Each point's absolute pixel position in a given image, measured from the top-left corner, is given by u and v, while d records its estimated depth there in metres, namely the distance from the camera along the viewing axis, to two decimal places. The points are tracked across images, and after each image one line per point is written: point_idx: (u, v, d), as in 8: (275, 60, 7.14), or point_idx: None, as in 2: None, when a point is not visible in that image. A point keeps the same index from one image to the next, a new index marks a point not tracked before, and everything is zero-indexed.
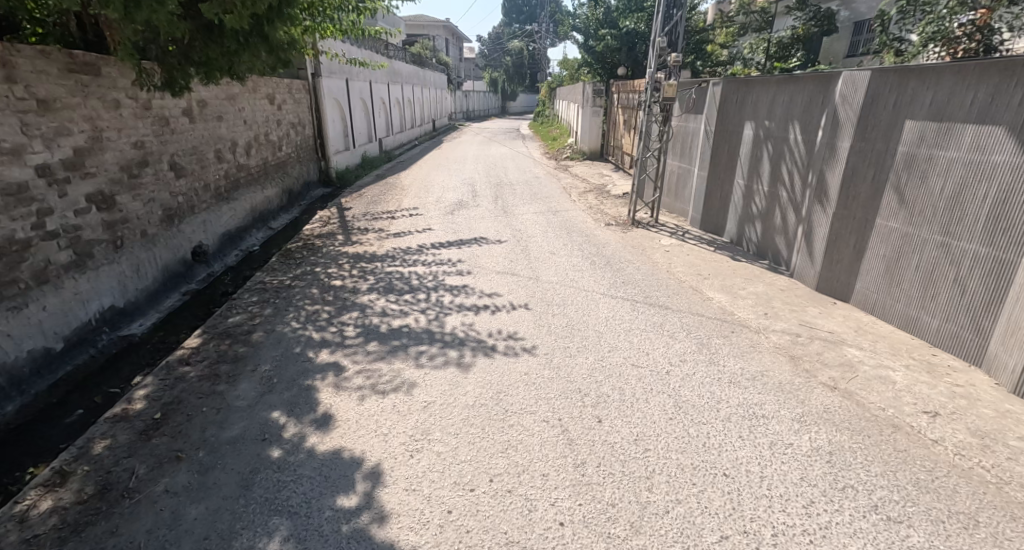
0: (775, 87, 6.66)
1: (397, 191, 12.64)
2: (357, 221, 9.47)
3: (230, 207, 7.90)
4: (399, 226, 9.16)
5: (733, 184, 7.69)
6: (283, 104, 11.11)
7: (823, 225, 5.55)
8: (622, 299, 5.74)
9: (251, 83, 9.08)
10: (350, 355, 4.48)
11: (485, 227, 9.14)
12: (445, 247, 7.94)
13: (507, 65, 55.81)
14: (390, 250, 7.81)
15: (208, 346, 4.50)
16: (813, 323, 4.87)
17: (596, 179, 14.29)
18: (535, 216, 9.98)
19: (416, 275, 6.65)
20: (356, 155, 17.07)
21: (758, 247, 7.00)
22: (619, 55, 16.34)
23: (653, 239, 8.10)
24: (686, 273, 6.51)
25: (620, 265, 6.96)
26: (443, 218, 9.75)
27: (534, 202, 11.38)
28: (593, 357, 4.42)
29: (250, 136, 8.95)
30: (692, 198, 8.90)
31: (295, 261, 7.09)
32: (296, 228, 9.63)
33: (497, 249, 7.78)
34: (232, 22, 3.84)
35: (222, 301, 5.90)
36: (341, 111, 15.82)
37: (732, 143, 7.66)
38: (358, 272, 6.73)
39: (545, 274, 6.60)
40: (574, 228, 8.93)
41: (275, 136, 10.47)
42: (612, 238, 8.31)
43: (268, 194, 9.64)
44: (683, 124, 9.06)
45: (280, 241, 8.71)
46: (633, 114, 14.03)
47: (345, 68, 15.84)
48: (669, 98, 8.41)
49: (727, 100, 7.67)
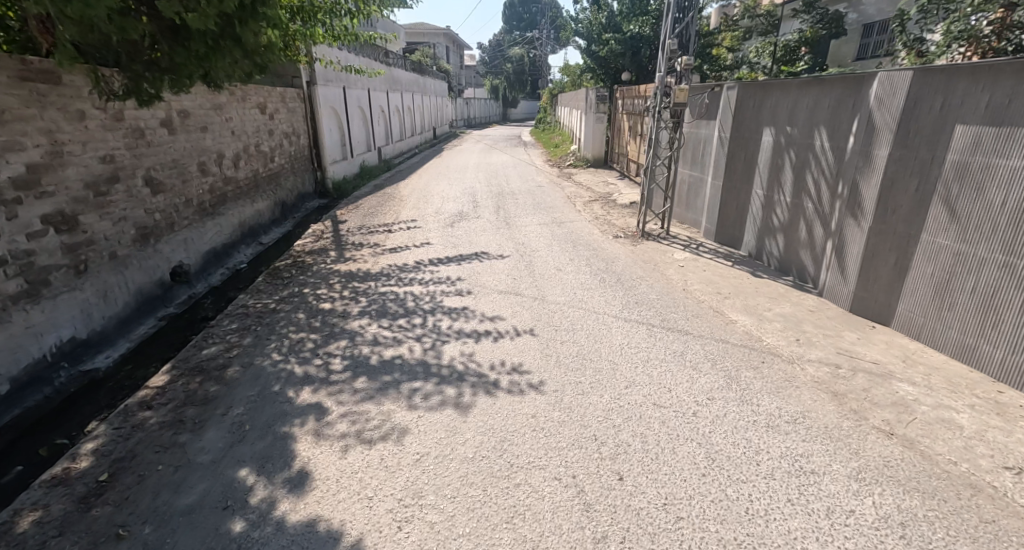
0: (796, 90, 6.18)
1: (395, 202, 12.20)
2: (352, 236, 9.00)
3: (215, 222, 7.44)
4: (396, 241, 8.68)
5: (751, 194, 7.20)
6: (275, 113, 10.67)
7: (856, 241, 5.05)
8: (636, 323, 5.23)
9: (239, 91, 8.64)
10: (335, 394, 3.98)
11: (486, 240, 8.65)
12: (444, 263, 7.46)
13: (508, 72, 55.56)
14: (385, 267, 7.33)
15: (176, 384, 4.01)
16: (854, 352, 4.35)
17: (602, 187, 13.83)
18: (539, 227, 9.50)
19: (412, 296, 6.16)
20: (354, 165, 16.65)
21: (780, 262, 6.51)
22: (623, 60, 15.91)
23: (665, 253, 7.61)
24: (705, 292, 5.99)
25: (632, 282, 6.45)
26: (442, 231, 9.27)
27: (537, 212, 10.91)
28: (608, 395, 3.91)
29: (238, 147, 8.50)
30: (705, 208, 8.41)
31: (283, 281, 6.60)
32: (288, 243, 9.17)
33: (499, 265, 7.29)
34: (195, 21, 3.41)
35: (199, 327, 5.41)
36: (338, 120, 15.41)
37: (749, 151, 7.18)
38: (349, 293, 6.24)
39: (551, 293, 6.09)
40: (580, 241, 8.44)
41: (266, 147, 10.02)
42: (621, 252, 7.80)
43: (258, 207, 9.18)
44: (694, 131, 8.58)
45: (270, 258, 8.24)
46: (638, 120, 13.55)
47: (342, 76, 15.44)
48: (680, 103, 7.95)
49: (743, 105, 7.19)
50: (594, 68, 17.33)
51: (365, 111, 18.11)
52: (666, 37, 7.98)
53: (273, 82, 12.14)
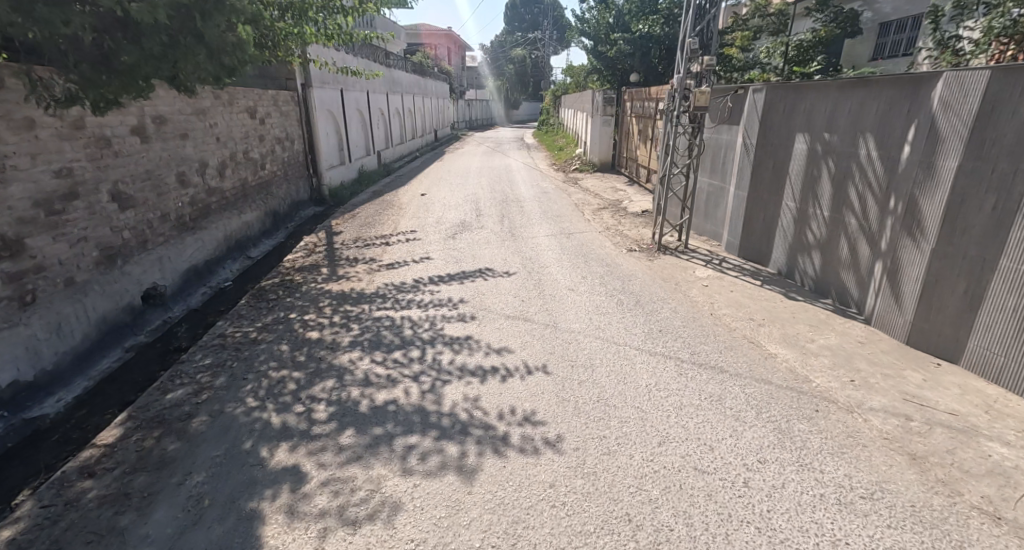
0: (836, 92, 5.58)
1: (394, 211, 11.63)
2: (346, 249, 8.40)
3: (197, 238, 6.85)
4: (393, 255, 8.08)
5: (780, 206, 6.60)
6: (266, 117, 10.09)
7: (913, 264, 4.45)
8: (663, 358, 4.61)
9: (224, 95, 8.06)
10: (317, 455, 3.38)
11: (491, 255, 8.05)
12: (444, 282, 6.86)
13: (510, 74, 54.97)
14: (381, 286, 6.73)
15: (129, 441, 3.41)
16: (922, 399, 3.73)
17: (610, 194, 13.25)
18: (547, 239, 8.91)
19: (409, 322, 5.55)
20: (352, 170, 16.08)
21: (817, 282, 5.90)
22: (632, 60, 15.30)
23: (686, 271, 7.01)
24: (735, 318, 5.38)
25: (653, 306, 5.84)
26: (443, 244, 8.66)
27: (544, 222, 10.30)
28: (638, 457, 3.31)
29: (223, 155, 7.92)
30: (727, 220, 7.81)
31: (268, 304, 6.00)
32: (279, 256, 8.58)
33: (505, 284, 6.70)
34: (142, 13, 2.97)
35: (170, 361, 4.81)
36: (335, 124, 14.83)
37: (779, 159, 6.57)
38: (341, 319, 5.64)
39: (564, 321, 5.48)
40: (592, 255, 7.84)
41: (256, 154, 9.43)
42: (638, 270, 7.19)
43: (247, 219, 8.59)
44: (715, 136, 7.95)
45: (258, 274, 7.65)
46: (649, 124, 12.92)
47: (339, 78, 14.88)
48: (701, 106, 7.37)
49: (771, 109, 6.59)
50: (600, 69, 16.70)
51: (364, 114, 17.52)
52: (686, 35, 7.40)
53: (265, 85, 11.55)
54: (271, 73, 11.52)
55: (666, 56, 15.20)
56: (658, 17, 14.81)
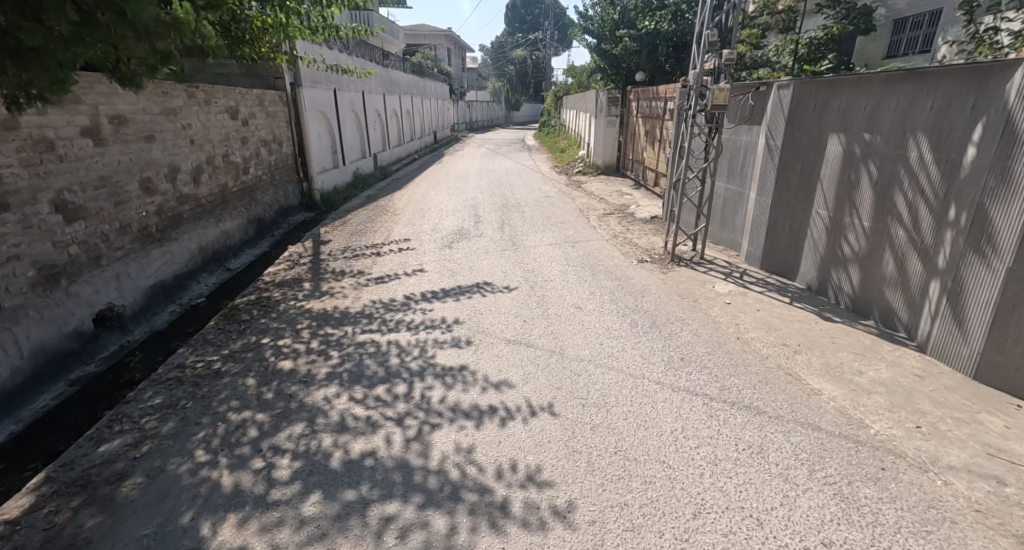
0: (877, 87, 4.94)
1: (388, 217, 11.01)
2: (333, 261, 7.77)
3: (166, 250, 6.23)
4: (384, 267, 7.45)
5: (809, 214, 5.95)
6: (250, 118, 9.47)
7: (983, 284, 3.81)
8: (689, 395, 3.96)
9: (200, 94, 7.45)
10: (272, 531, 2.74)
11: (490, 267, 7.42)
12: (438, 298, 6.25)
13: (510, 75, 54.43)
14: (368, 303, 6.12)
15: (38, 515, 2.78)
16: (1012, 457, 3.08)
17: (616, 198, 12.65)
18: (550, 249, 8.30)
19: (397, 349, 4.92)
20: (347, 173, 15.47)
21: (855, 300, 5.24)
22: (637, 58, 14.66)
23: (705, 286, 6.37)
24: (767, 345, 4.73)
25: (671, 330, 5.19)
26: (438, 255, 8.04)
27: (547, 229, 9.68)
28: (671, 534, 2.68)
29: (198, 159, 7.30)
30: (747, 229, 7.16)
31: (239, 326, 5.35)
32: (262, 268, 7.95)
33: (505, 302, 6.09)
34: None
35: (118, 397, 4.17)
36: (328, 125, 14.22)
37: (809, 163, 5.92)
38: (320, 344, 4.99)
39: (572, 347, 4.84)
40: (599, 268, 7.22)
41: (239, 158, 8.81)
42: (651, 285, 6.55)
43: (227, 228, 7.97)
44: (736, 137, 7.29)
45: (236, 288, 7.02)
46: (657, 125, 12.30)
47: (332, 77, 14.26)
48: (720, 105, 6.73)
49: (800, 106, 5.95)
50: (605, 68, 16.10)
51: (359, 115, 16.92)
52: (703, 27, 6.75)
53: (252, 84, 10.95)
54: (258, 71, 10.90)
55: (674, 53, 14.56)
56: (666, 13, 14.17)
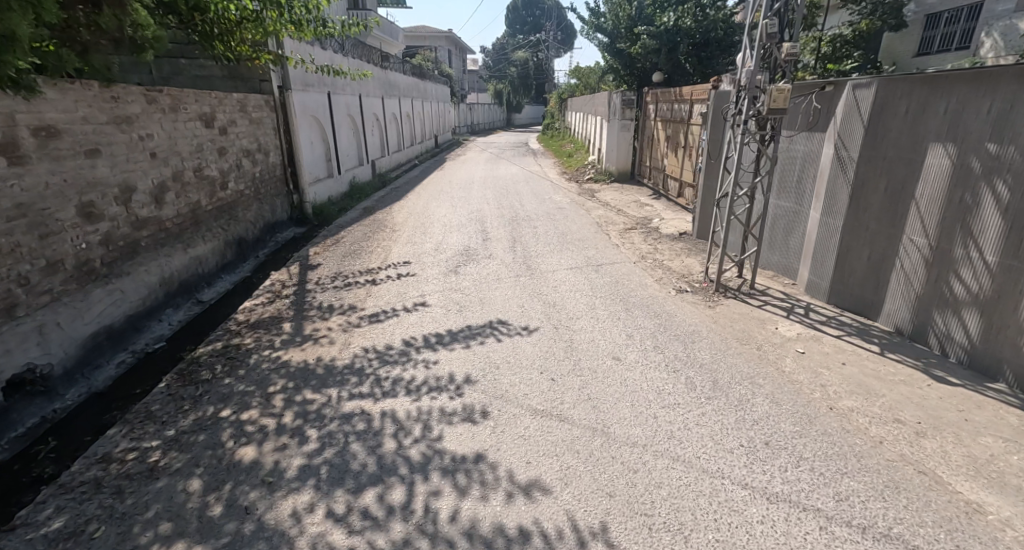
0: (1008, 87, 3.91)
1: (385, 234, 9.98)
2: (321, 292, 6.73)
3: (116, 288, 5.15)
4: (379, 300, 6.42)
5: (897, 241, 4.89)
6: (229, 126, 8.41)
7: None
8: (796, 511, 2.86)
9: (165, 99, 6.38)
10: None
11: (504, 300, 6.38)
12: (444, 345, 5.20)
13: (511, 77, 53.41)
14: (359, 351, 5.05)
15: None
16: None
17: (635, 210, 11.64)
18: (570, 276, 7.26)
19: (393, 426, 3.83)
20: (342, 183, 14.46)
21: (974, 353, 4.20)
22: (656, 57, 13.57)
23: (766, 327, 5.29)
24: (874, 422, 3.61)
25: (742, 395, 4.07)
26: (443, 283, 7.04)
27: (565, 250, 8.61)
28: None
29: (162, 175, 6.24)
30: (807, 253, 6.09)
31: (196, 390, 4.23)
32: (239, 300, 6.89)
33: (525, 350, 5.05)
34: None
35: (11, 510, 3.09)
36: (321, 132, 13.19)
37: (896, 179, 4.86)
38: (295, 419, 3.89)
39: (618, 424, 3.77)
40: (632, 302, 6.18)
41: (214, 171, 7.73)
42: (700, 327, 5.43)
43: (199, 254, 6.91)
44: (795, 147, 6.18)
45: (205, 328, 5.93)
46: (682, 130, 11.29)
47: (326, 79, 13.23)
48: (779, 108, 5.65)
49: (883, 109, 4.91)
50: (618, 68, 14.93)
51: (356, 120, 15.88)
52: (760, 15, 5.63)
53: (235, 87, 10.22)
54: (242, 73, 10.13)
55: (695, 52, 13.44)
56: (689, 7, 13.22)
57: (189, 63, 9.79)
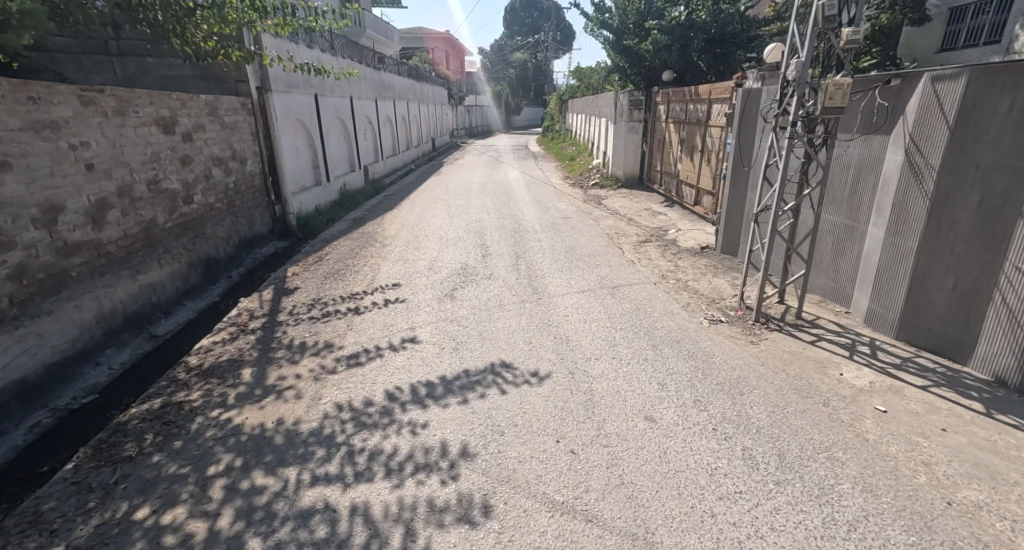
0: None
1: (375, 249, 9.03)
2: (294, 324, 5.78)
3: (29, 334, 4.22)
4: (361, 336, 5.49)
5: (996, 269, 3.99)
6: (196, 132, 7.48)
7: None
8: None
9: (108, 102, 5.46)
10: None
11: (507, 335, 5.45)
12: (436, 399, 4.26)
13: (510, 79, 52.55)
14: (331, 410, 4.10)
15: None
16: None
17: (647, 220, 10.75)
18: (582, 302, 6.34)
19: (366, 533, 2.89)
20: (331, 191, 13.53)
21: None
22: (667, 55, 12.62)
23: (827, 372, 4.35)
24: (1014, 529, 2.69)
25: (822, 478, 3.12)
26: (436, 313, 6.11)
27: (574, 268, 7.69)
28: None
29: (104, 192, 5.31)
30: (865, 278, 5.16)
31: (114, 474, 3.30)
32: (200, 333, 5.94)
33: (535, 407, 4.11)
34: None
35: None
36: (308, 136, 12.26)
37: (995, 192, 3.96)
38: (235, 521, 2.95)
39: (665, 529, 2.84)
40: (659, 338, 5.26)
41: (176, 184, 6.81)
42: (746, 372, 4.49)
43: (153, 281, 5.97)
44: (851, 153, 5.22)
45: (154, 371, 4.97)
46: (699, 132, 10.40)
47: (312, 80, 12.30)
48: (836, 108, 4.70)
49: (974, 109, 4.01)
50: (625, 67, 14.03)
51: (346, 124, 14.94)
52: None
53: (209, 88, 9.31)
54: (217, 73, 9.20)
55: (709, 49, 12.48)
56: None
57: (158, 62, 9.08)
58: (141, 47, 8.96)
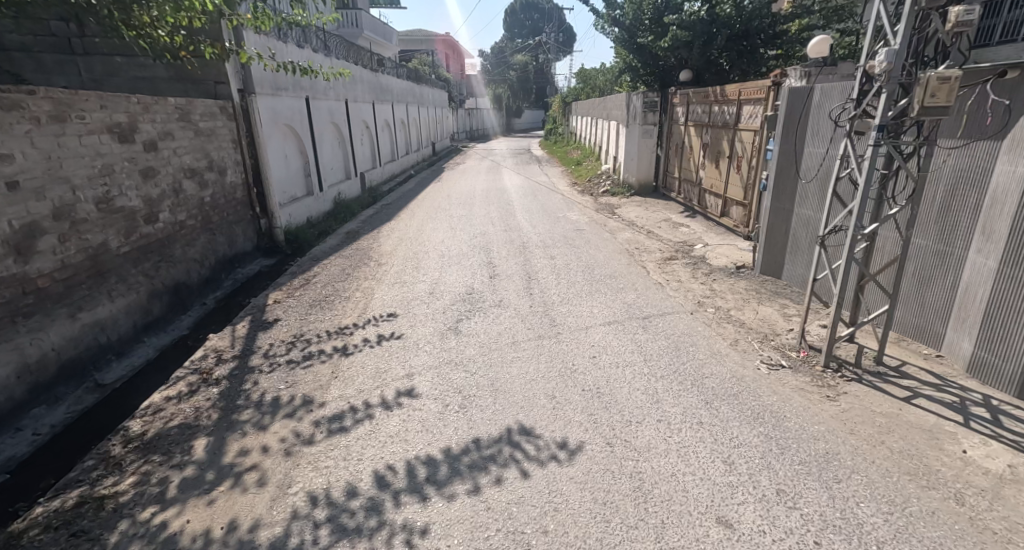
0: None
1: (369, 269, 8.09)
2: (269, 371, 4.82)
3: None
4: (348, 388, 4.55)
5: None
6: (163, 140, 6.55)
7: None
8: None
9: (38, 107, 4.53)
10: None
11: (524, 385, 4.52)
12: (439, 485, 3.33)
13: (511, 81, 51.68)
14: (303, 508, 3.14)
15: None
16: None
17: (668, 233, 9.82)
18: (608, 339, 5.41)
19: None
20: (325, 201, 12.61)
21: None
22: (687, 53, 11.70)
23: (943, 448, 3.39)
24: None
25: None
26: (439, 354, 5.17)
27: (595, 293, 6.76)
28: None
29: (30, 217, 4.39)
30: (967, 317, 4.20)
31: None
32: (158, 379, 4.99)
33: (569, 500, 3.17)
34: None
35: None
36: (298, 143, 11.33)
37: None
38: None
39: None
40: (709, 391, 4.32)
41: (136, 201, 5.87)
42: (834, 443, 3.51)
43: (102, 318, 5.03)
44: (951, 162, 4.26)
45: (88, 439, 4.02)
46: (726, 137, 9.47)
47: (303, 81, 11.38)
48: (940, 106, 3.76)
49: None
50: (637, 67, 13.35)
51: (341, 129, 14.02)
52: None
53: (185, 91, 8.38)
54: (194, 74, 8.28)
55: (732, 47, 11.54)
56: None
57: (127, 61, 8.16)
58: (108, 45, 8.05)
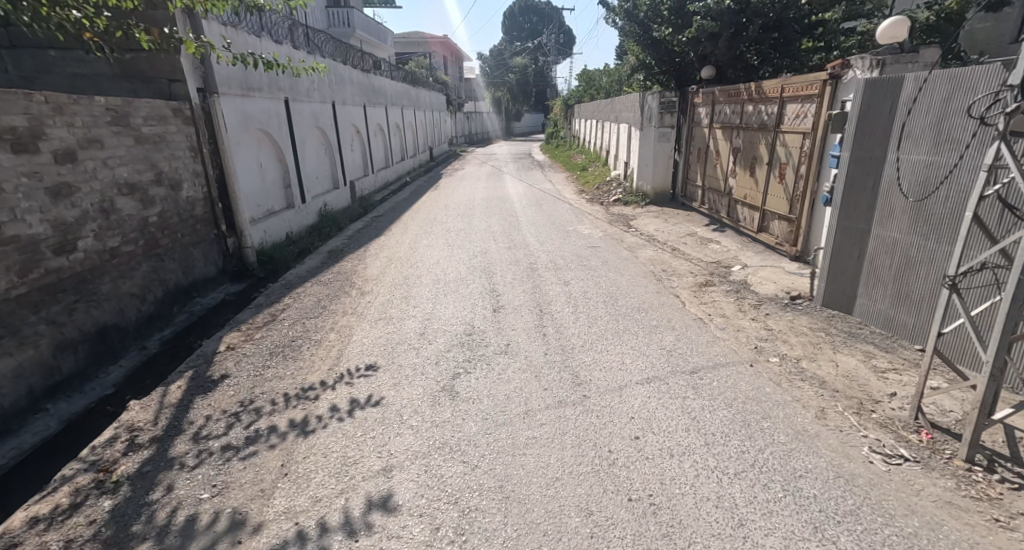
0: None
1: (350, 300, 6.76)
2: (195, 464, 3.53)
3: None
4: (299, 493, 3.26)
5: None
6: (89, 148, 5.29)
7: None
8: None
9: None
10: None
11: (543, 489, 3.24)
12: None
13: (509, 84, 50.15)
14: None
15: None
16: None
17: (698, 250, 8.53)
18: (650, 407, 4.12)
19: None
20: (309, 213, 11.32)
21: None
22: (712, 47, 10.45)
23: None
24: None
25: None
26: (427, 432, 3.86)
27: (623, 335, 5.46)
28: None
29: None
30: None
31: None
32: (45, 471, 3.75)
33: None
34: None
35: None
36: (275, 149, 10.03)
37: None
38: None
39: None
40: (808, 500, 3.04)
41: (41, 226, 4.63)
42: None
43: None
44: None
45: None
46: (765, 140, 8.19)
47: (280, 80, 10.11)
48: None
49: None
50: (651, 64, 12.11)
51: (328, 134, 12.75)
52: None
53: (133, 90, 7.12)
54: (142, 70, 7.02)
55: (762, 38, 10.27)
56: None
57: (63, 55, 6.92)
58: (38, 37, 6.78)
